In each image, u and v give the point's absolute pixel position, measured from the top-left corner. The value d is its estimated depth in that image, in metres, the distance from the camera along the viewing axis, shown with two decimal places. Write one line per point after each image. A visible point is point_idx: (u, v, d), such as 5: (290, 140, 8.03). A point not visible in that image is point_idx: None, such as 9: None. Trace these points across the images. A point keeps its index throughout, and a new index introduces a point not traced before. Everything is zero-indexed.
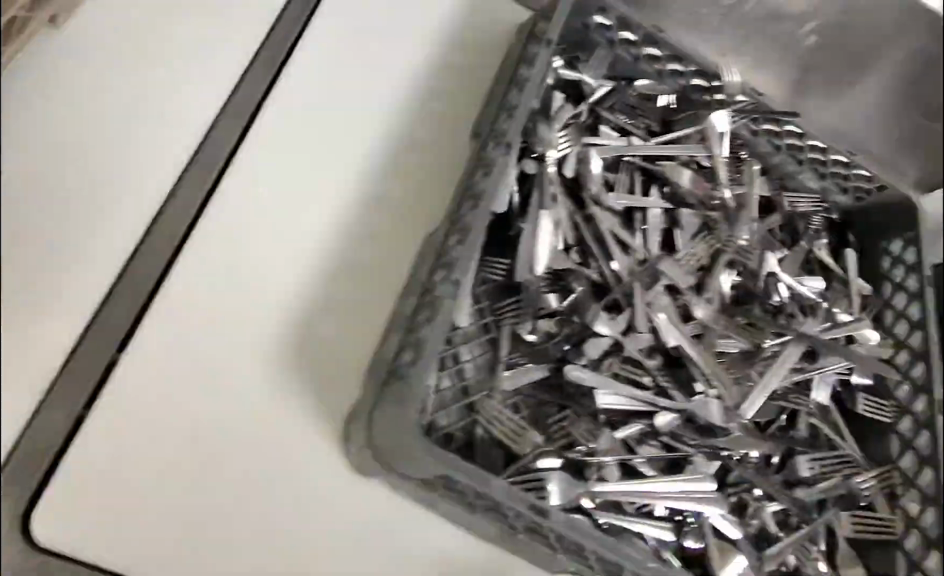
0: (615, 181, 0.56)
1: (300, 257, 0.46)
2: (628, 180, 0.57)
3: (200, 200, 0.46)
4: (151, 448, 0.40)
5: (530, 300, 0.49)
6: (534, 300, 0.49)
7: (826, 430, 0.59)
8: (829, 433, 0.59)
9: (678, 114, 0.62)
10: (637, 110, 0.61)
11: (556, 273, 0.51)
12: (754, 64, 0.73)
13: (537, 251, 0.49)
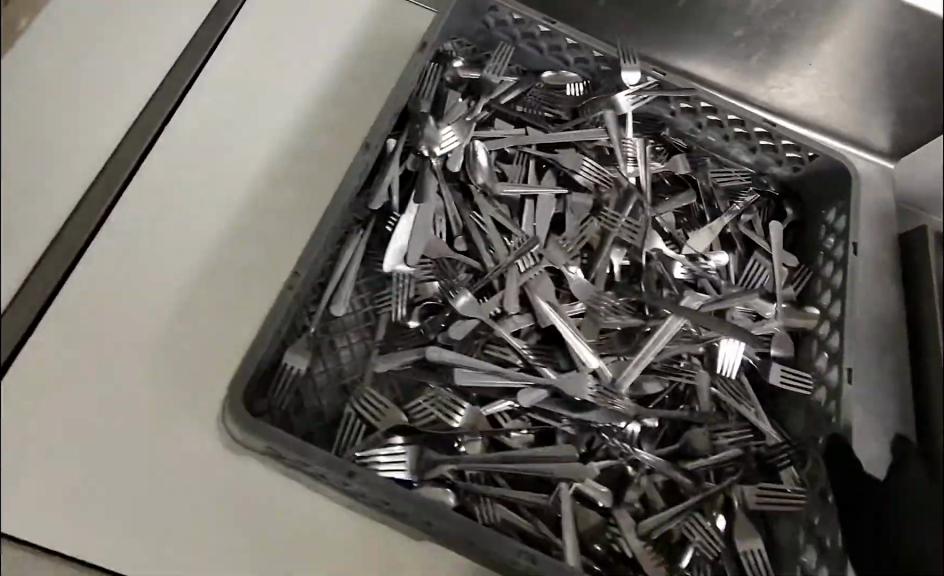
0: (506, 172, 0.59)
1: (188, 260, 0.52)
2: (519, 171, 0.60)
3: (107, 203, 0.52)
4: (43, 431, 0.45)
5: (404, 287, 0.54)
6: (407, 289, 0.54)
7: (734, 406, 0.60)
8: (735, 407, 0.59)
9: (586, 99, 0.63)
10: (542, 99, 0.63)
11: (434, 262, 0.55)
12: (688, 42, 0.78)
13: (409, 242, 0.54)
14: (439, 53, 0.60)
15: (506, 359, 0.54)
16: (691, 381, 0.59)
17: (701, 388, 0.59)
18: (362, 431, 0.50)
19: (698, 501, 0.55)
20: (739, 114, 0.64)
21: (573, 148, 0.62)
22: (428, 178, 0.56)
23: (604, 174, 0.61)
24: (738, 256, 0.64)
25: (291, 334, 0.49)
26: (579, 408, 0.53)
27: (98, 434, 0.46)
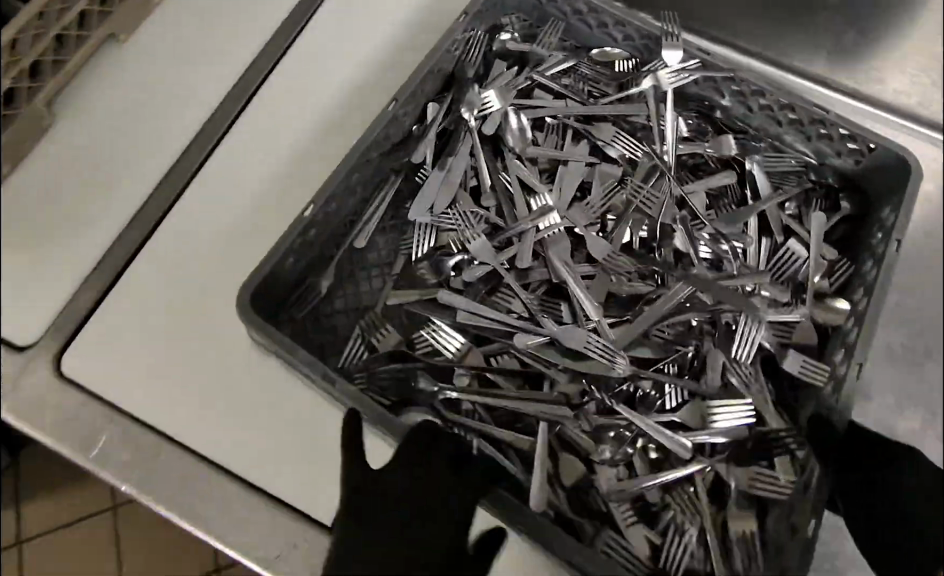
0: (540, 141, 0.64)
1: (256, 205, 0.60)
2: (552, 141, 0.64)
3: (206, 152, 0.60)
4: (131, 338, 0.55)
5: (426, 236, 0.60)
6: (430, 235, 0.61)
7: (743, 387, 0.58)
8: (744, 389, 0.58)
9: (628, 76, 0.66)
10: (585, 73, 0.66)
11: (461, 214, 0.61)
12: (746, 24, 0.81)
13: (437, 196, 0.61)
14: (492, 27, 0.65)
15: (507, 307, 0.60)
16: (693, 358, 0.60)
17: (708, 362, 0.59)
18: (367, 351, 0.57)
19: (687, 476, 0.56)
20: (789, 98, 0.62)
21: (610, 124, 0.64)
22: (462, 138, 0.63)
23: (634, 150, 0.64)
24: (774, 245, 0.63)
25: (310, 262, 0.57)
26: (569, 359, 0.58)
27: (175, 343, 0.55)
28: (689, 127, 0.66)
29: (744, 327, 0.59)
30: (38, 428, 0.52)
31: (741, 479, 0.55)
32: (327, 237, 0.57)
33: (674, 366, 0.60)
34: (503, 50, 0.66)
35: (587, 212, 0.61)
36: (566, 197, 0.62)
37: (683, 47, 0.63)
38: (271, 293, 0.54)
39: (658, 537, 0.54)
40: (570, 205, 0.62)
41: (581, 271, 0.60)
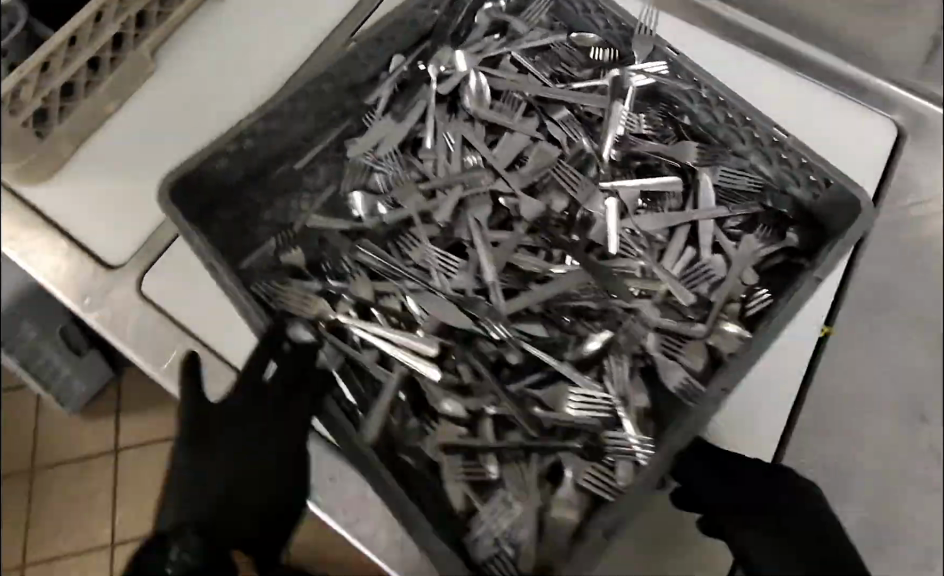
0: (493, 110, 0.65)
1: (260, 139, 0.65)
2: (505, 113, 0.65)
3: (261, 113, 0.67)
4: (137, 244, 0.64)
5: (360, 167, 0.67)
6: (363, 168, 0.67)
7: (613, 387, 0.57)
8: (612, 389, 0.57)
9: (603, 67, 0.66)
10: (559, 55, 0.67)
11: (400, 161, 0.66)
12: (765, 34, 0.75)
13: (378, 139, 0.65)
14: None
15: (412, 255, 0.63)
16: (575, 351, 0.59)
17: (584, 352, 0.58)
18: (276, 261, 0.63)
19: (526, 454, 0.55)
20: (748, 115, 0.60)
21: (566, 109, 0.65)
22: (419, 93, 0.66)
23: (582, 138, 0.64)
24: (699, 260, 0.60)
25: (245, 175, 0.65)
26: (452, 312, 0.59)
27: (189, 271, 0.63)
28: (651, 125, 0.65)
29: (631, 325, 0.58)
30: (95, 318, 0.62)
31: (576, 470, 0.55)
32: (271, 154, 0.65)
33: (556, 351, 0.59)
34: (487, 20, 0.69)
35: (510, 183, 0.63)
36: (499, 166, 0.63)
37: (654, 46, 0.62)
38: (201, 190, 0.62)
39: (479, 501, 0.54)
40: (501, 174, 0.63)
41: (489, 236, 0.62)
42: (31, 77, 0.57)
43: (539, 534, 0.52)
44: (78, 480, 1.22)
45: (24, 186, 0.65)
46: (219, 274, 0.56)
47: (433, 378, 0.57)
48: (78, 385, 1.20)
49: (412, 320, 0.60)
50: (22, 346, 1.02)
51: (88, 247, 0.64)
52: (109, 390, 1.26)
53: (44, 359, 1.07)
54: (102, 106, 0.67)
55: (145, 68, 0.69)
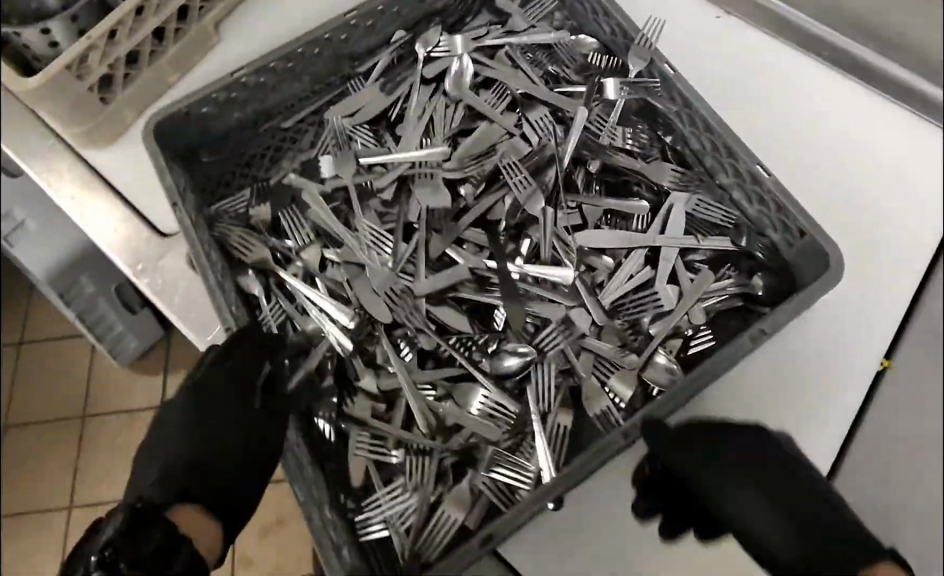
0: (478, 97, 0.67)
1: (255, 98, 0.65)
2: (490, 103, 0.67)
3: (282, 81, 0.65)
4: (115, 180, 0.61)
5: (339, 138, 0.67)
6: (341, 139, 0.67)
7: (530, 400, 0.55)
8: (532, 404, 0.55)
9: (599, 74, 0.67)
10: (558, 57, 0.69)
11: (372, 132, 0.68)
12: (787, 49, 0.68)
13: (358, 107, 0.67)
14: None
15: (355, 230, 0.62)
16: (492, 362, 0.57)
17: (500, 360, 0.57)
18: (234, 213, 0.64)
19: (431, 448, 0.54)
20: (735, 146, 0.56)
21: (546, 109, 0.66)
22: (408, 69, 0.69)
23: (557, 140, 0.64)
24: (635, 290, 0.59)
25: (235, 125, 0.66)
26: (381, 290, 0.60)
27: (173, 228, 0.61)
28: (636, 141, 0.64)
29: (562, 342, 0.57)
30: (144, 285, 0.59)
31: (478, 471, 0.53)
32: (262, 108, 0.66)
33: (472, 353, 0.58)
34: (493, 10, 0.72)
35: (463, 164, 0.64)
36: (468, 155, 0.64)
37: (649, 60, 0.61)
38: (186, 133, 0.63)
39: (379, 483, 0.53)
40: (457, 156, 0.64)
41: (432, 220, 0.62)
42: (99, 44, 0.55)
43: (424, 528, 0.51)
44: (105, 424, 1.20)
45: (89, 149, 0.62)
46: (178, 213, 0.57)
47: (346, 349, 0.58)
48: (131, 343, 1.15)
49: (346, 297, 0.61)
50: (80, 296, 0.97)
51: (140, 215, 0.61)
52: (159, 350, 1.21)
53: (98, 312, 1.03)
54: (165, 76, 0.63)
55: (209, 41, 0.65)
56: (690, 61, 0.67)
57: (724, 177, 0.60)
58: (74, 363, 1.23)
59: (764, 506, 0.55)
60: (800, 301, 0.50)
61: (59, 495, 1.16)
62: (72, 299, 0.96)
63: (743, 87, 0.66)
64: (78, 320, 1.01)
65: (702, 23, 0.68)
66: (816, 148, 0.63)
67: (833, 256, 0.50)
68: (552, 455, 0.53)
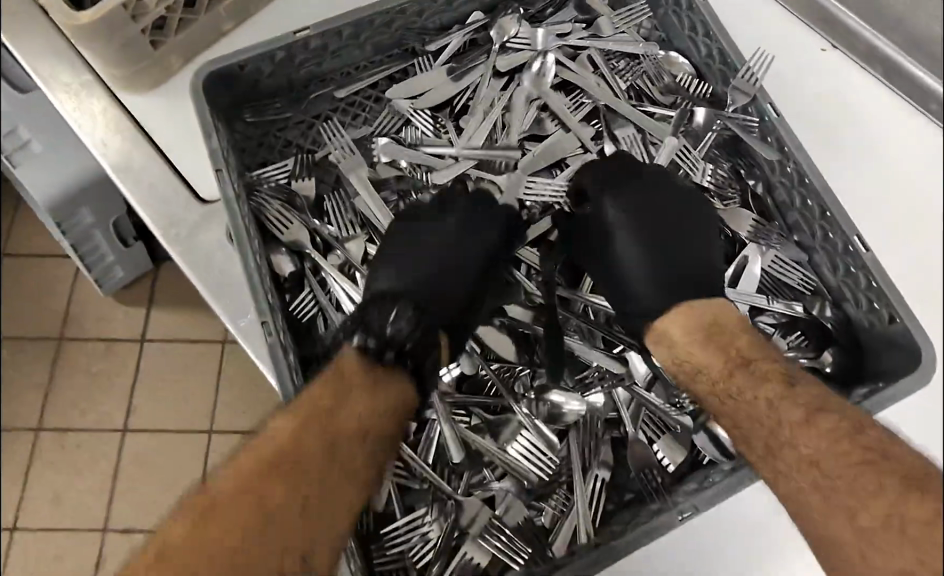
0: (555, 101, 0.62)
1: (314, 64, 0.59)
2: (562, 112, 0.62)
3: (346, 48, 0.59)
4: (164, 146, 0.59)
5: (396, 120, 0.62)
6: (398, 121, 0.62)
7: (573, 447, 0.52)
8: (573, 449, 0.52)
9: (689, 100, 0.62)
10: (642, 71, 0.64)
11: (432, 118, 0.62)
12: (881, 104, 0.65)
13: (422, 92, 0.62)
14: None
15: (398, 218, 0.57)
16: (543, 406, 0.53)
17: (544, 401, 0.53)
18: (274, 186, 0.58)
19: (461, 489, 0.51)
20: (832, 210, 0.53)
21: (632, 129, 0.62)
22: (480, 55, 0.63)
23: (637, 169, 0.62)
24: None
25: (285, 85, 0.60)
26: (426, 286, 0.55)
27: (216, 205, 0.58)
28: (714, 180, 0.61)
29: (614, 392, 0.54)
30: (176, 252, 0.56)
31: (502, 517, 0.50)
32: (319, 72, 0.60)
33: (515, 385, 0.54)
34: (581, 4, 0.65)
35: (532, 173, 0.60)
36: (538, 161, 0.60)
37: (753, 97, 0.57)
38: (234, 87, 0.57)
39: (401, 511, 0.50)
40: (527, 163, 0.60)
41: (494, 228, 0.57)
42: None
43: (444, 567, 0.49)
44: (84, 353, 1.13)
45: (129, 94, 0.60)
46: (220, 182, 0.51)
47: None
48: (118, 274, 1.08)
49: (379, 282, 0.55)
50: (77, 229, 0.89)
51: (180, 177, 0.58)
52: (146, 280, 1.13)
53: (92, 244, 0.96)
54: (218, 22, 0.61)
55: None
56: (784, 95, 0.66)
57: (806, 242, 0.58)
58: (54, 286, 1.15)
59: (623, 235, 0.57)
60: (884, 399, 0.48)
61: (25, 419, 1.11)
62: (69, 232, 0.89)
63: (833, 132, 0.64)
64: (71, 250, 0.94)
65: (823, 92, 0.65)
66: (925, 238, 0.61)
67: (925, 354, 0.48)
68: (589, 513, 0.50)
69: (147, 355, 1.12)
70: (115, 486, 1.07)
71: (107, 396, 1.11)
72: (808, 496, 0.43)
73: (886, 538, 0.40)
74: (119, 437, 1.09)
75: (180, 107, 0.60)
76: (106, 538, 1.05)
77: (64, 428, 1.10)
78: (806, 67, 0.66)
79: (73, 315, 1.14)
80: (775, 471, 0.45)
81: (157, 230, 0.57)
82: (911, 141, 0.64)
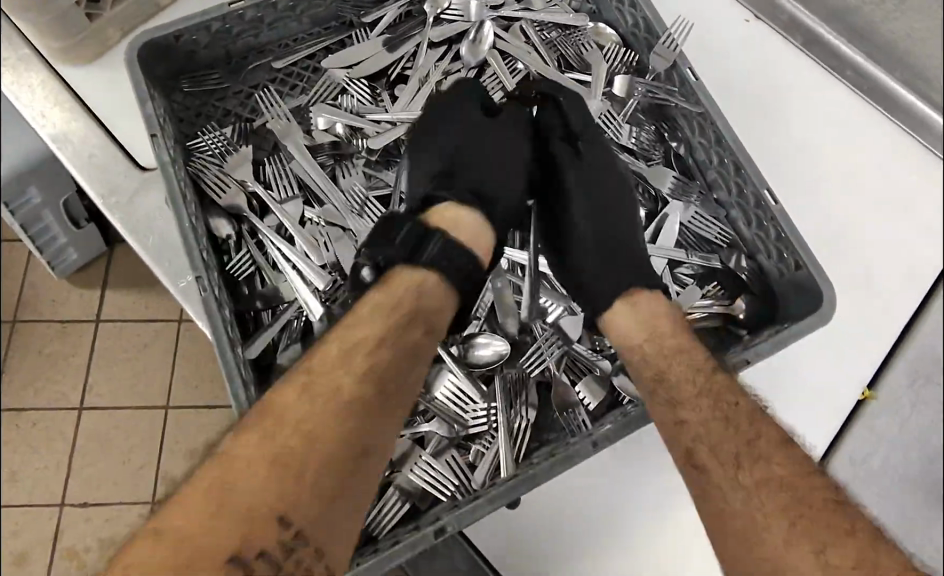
0: (489, 69, 0.66)
1: (250, 36, 0.61)
2: (487, 85, 0.66)
3: (282, 20, 0.61)
4: (104, 118, 0.60)
5: (333, 90, 0.64)
6: (335, 89, 0.64)
7: (499, 393, 0.55)
8: (499, 393, 0.54)
9: (616, 67, 0.65)
10: (577, 40, 0.67)
11: (369, 87, 0.64)
12: (799, 67, 0.68)
13: (357, 62, 0.64)
14: None
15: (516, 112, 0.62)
16: (467, 349, 0.56)
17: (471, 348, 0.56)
18: (212, 152, 0.60)
19: (394, 431, 0.54)
20: (746, 169, 0.56)
21: None
22: (416, 27, 0.66)
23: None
24: None
25: (222, 56, 0.61)
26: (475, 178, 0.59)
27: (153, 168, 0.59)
28: (639, 142, 0.64)
29: (542, 345, 0.57)
30: (116, 220, 0.58)
31: (428, 457, 0.52)
32: (256, 45, 0.62)
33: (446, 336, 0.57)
34: None
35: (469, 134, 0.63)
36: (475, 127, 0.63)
37: (673, 63, 0.60)
38: (171, 59, 0.58)
39: None
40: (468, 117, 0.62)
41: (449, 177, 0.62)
42: None
43: (373, 506, 0.51)
44: (43, 335, 1.14)
45: (68, 66, 0.61)
46: (155, 147, 0.53)
47: (314, 314, 0.56)
48: (71, 256, 1.09)
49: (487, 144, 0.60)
50: (26, 209, 0.91)
51: (119, 147, 0.60)
52: (101, 263, 1.15)
53: (43, 224, 0.98)
54: None
55: None
56: (707, 59, 0.68)
57: (711, 197, 0.62)
58: (9, 269, 1.16)
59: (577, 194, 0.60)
60: (783, 339, 0.52)
61: None
62: (17, 212, 0.90)
63: (753, 93, 0.67)
64: (21, 232, 0.96)
65: (749, 58, 0.68)
66: (842, 206, 0.64)
67: (826, 299, 0.52)
68: (513, 450, 0.53)
69: (103, 335, 1.13)
70: (72, 463, 1.09)
71: (64, 377, 1.12)
72: (726, 481, 0.45)
73: (808, 543, 0.42)
74: (75, 414, 1.11)
75: (118, 79, 0.61)
76: (63, 513, 1.07)
77: (25, 408, 1.11)
78: (728, 32, 0.69)
79: (28, 297, 1.15)
80: (700, 438, 0.48)
81: (98, 198, 0.58)
82: (826, 102, 0.67)
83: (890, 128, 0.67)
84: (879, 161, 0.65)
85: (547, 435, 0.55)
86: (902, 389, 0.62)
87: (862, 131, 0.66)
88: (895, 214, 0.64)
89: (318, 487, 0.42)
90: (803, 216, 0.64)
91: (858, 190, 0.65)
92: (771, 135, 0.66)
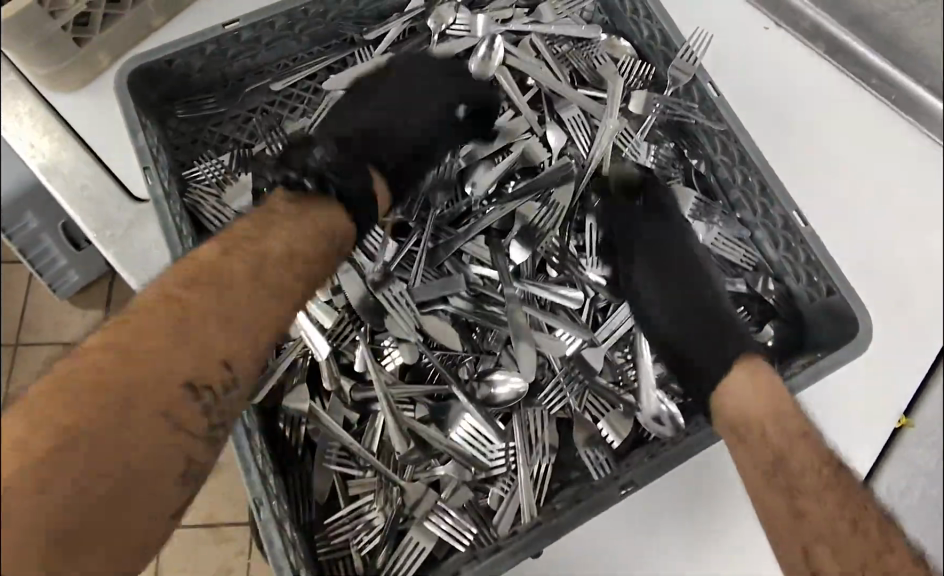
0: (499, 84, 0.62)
1: (246, 57, 0.58)
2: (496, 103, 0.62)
3: (280, 39, 0.58)
4: (95, 147, 0.58)
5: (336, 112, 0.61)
6: None
7: (517, 432, 0.52)
8: (517, 432, 0.52)
9: (632, 84, 0.63)
10: (589, 54, 0.64)
11: None
12: (828, 72, 0.64)
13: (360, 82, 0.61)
14: None
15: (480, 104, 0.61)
16: (484, 388, 0.54)
17: (485, 384, 0.54)
18: (209, 182, 0.57)
19: (405, 480, 0.51)
20: (772, 188, 0.53)
21: (577, 111, 0.61)
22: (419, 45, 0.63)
23: (579, 152, 0.60)
24: (630, 340, 0.57)
25: (218, 79, 0.58)
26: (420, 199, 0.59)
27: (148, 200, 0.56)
28: (657, 161, 0.62)
29: (562, 381, 0.54)
30: (111, 255, 0.55)
31: (443, 503, 0.50)
32: (254, 67, 0.59)
33: (460, 372, 0.54)
34: None
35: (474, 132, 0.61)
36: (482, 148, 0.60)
37: (692, 77, 0.57)
38: (163, 84, 0.55)
39: (343, 500, 0.50)
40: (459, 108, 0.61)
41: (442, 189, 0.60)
42: None
43: (390, 555, 0.48)
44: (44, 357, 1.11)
45: (57, 94, 0.58)
46: (148, 180, 0.50)
47: (319, 354, 0.53)
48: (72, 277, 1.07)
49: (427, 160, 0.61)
50: (22, 234, 0.87)
51: (111, 175, 0.57)
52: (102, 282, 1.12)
53: (41, 247, 0.95)
54: (147, 19, 0.60)
55: None
56: (726, 69, 0.65)
57: (733, 216, 0.59)
58: (10, 290, 1.13)
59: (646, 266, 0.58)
60: (821, 368, 0.48)
61: None
62: (13, 236, 0.87)
63: (776, 102, 0.63)
64: (20, 255, 0.93)
65: (772, 66, 0.65)
66: (877, 217, 0.60)
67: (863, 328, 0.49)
68: (535, 492, 0.50)
69: None
70: None
71: None
72: None
73: None
74: None
75: (110, 106, 0.59)
76: None
77: None
78: (746, 40, 0.65)
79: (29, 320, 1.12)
80: None
81: (90, 231, 0.55)
82: (856, 107, 0.63)
83: (928, 131, 0.62)
84: (915, 168, 0.61)
85: (568, 476, 0.51)
86: (940, 417, 0.58)
87: (895, 137, 0.62)
88: (934, 227, 0.59)
89: (131, 445, 0.39)
90: (834, 231, 0.60)
91: (885, 203, 0.60)
92: (794, 144, 0.62)
